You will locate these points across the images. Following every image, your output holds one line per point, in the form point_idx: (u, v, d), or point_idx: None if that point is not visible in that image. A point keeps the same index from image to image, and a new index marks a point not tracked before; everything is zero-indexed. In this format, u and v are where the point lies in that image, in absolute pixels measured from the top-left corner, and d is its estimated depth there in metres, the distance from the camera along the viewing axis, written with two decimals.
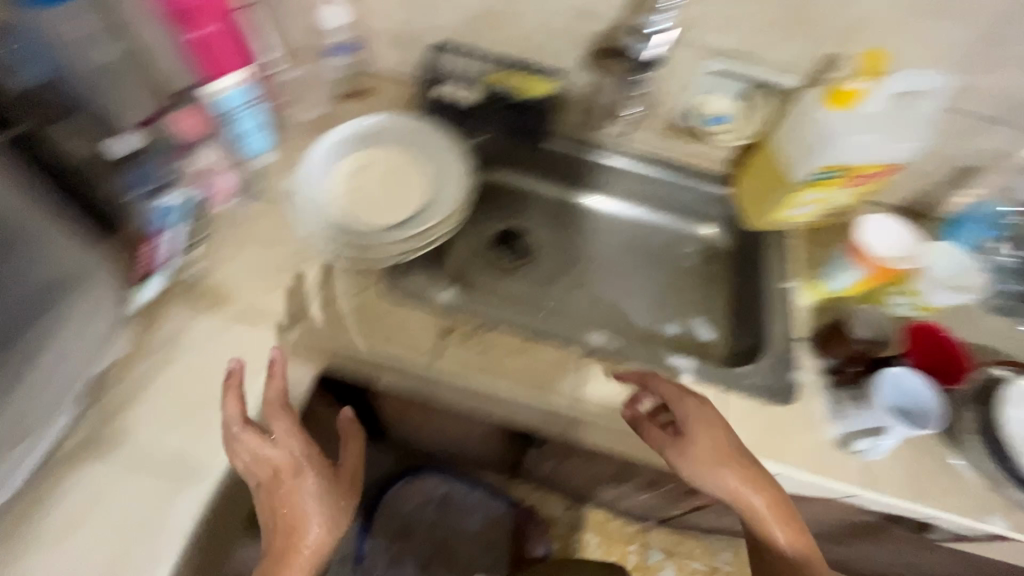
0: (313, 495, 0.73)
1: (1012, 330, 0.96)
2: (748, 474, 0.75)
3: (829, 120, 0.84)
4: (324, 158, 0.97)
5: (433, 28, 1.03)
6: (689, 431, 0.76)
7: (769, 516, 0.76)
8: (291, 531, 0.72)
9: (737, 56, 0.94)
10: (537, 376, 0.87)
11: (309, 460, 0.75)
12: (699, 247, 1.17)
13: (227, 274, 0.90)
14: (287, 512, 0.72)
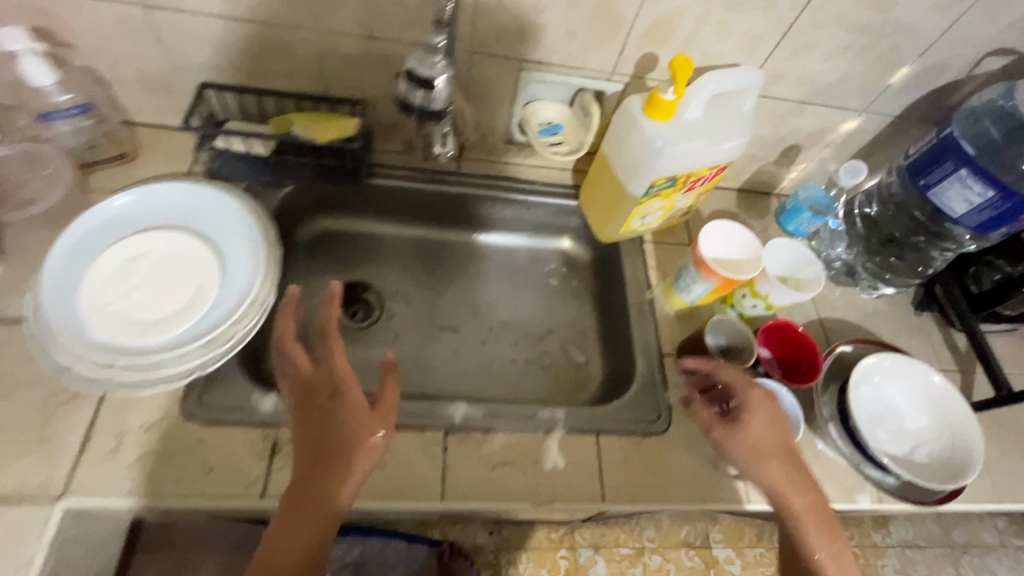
0: (332, 473, 0.60)
1: (854, 297, 1.00)
2: (797, 477, 0.72)
3: (650, 135, 0.77)
4: (74, 257, 0.76)
5: (197, 68, 0.84)
6: (749, 415, 0.74)
7: (813, 528, 0.70)
8: (305, 514, 0.59)
9: (552, 68, 0.85)
10: (420, 455, 0.75)
11: (343, 390, 0.65)
12: (561, 263, 1.10)
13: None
14: (303, 499, 0.60)
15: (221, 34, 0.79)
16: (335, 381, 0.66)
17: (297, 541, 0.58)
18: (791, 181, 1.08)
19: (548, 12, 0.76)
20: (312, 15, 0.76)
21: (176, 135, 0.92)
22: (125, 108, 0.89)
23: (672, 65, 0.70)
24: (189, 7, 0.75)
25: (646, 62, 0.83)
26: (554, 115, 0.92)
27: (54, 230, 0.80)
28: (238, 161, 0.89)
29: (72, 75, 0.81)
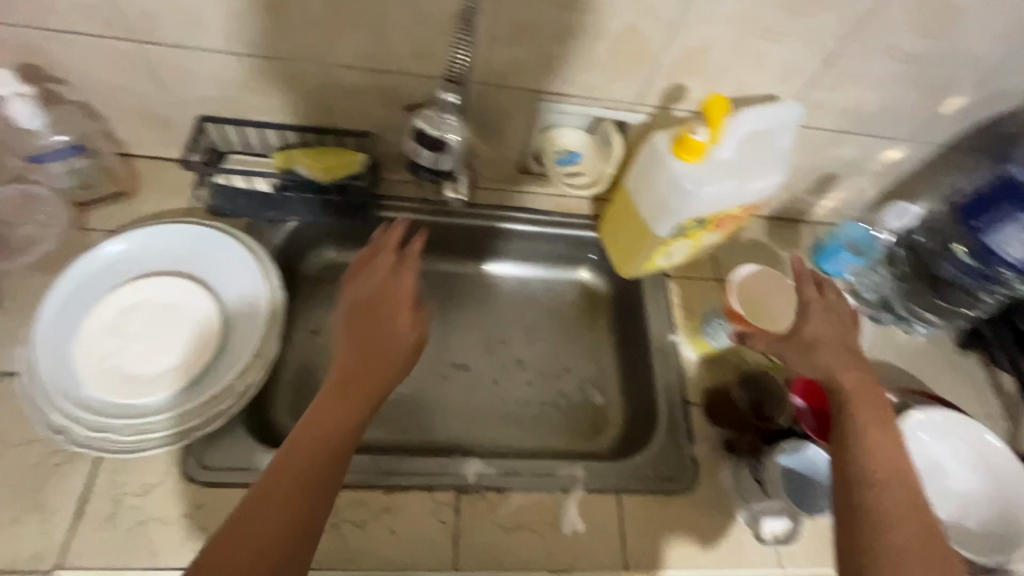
0: (360, 388, 0.58)
1: (894, 337, 0.93)
2: (862, 384, 0.62)
3: (679, 176, 0.71)
4: (72, 305, 0.73)
5: (195, 102, 0.79)
6: (812, 307, 0.68)
7: (875, 434, 0.58)
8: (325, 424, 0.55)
9: (572, 99, 0.80)
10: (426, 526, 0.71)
11: (388, 311, 0.65)
12: (578, 295, 1.04)
13: None
14: (329, 417, 0.56)
15: (220, 69, 0.74)
16: (379, 295, 0.66)
17: (314, 462, 0.52)
18: (825, 210, 1.02)
19: (569, 43, 0.71)
20: (315, 49, 0.71)
21: (175, 169, 0.88)
22: (123, 142, 0.85)
23: (710, 106, 0.68)
24: (186, 43, 0.70)
25: (673, 94, 0.77)
26: (572, 142, 0.86)
27: (48, 276, 0.76)
28: (239, 198, 0.84)
29: (66, 113, 0.77)
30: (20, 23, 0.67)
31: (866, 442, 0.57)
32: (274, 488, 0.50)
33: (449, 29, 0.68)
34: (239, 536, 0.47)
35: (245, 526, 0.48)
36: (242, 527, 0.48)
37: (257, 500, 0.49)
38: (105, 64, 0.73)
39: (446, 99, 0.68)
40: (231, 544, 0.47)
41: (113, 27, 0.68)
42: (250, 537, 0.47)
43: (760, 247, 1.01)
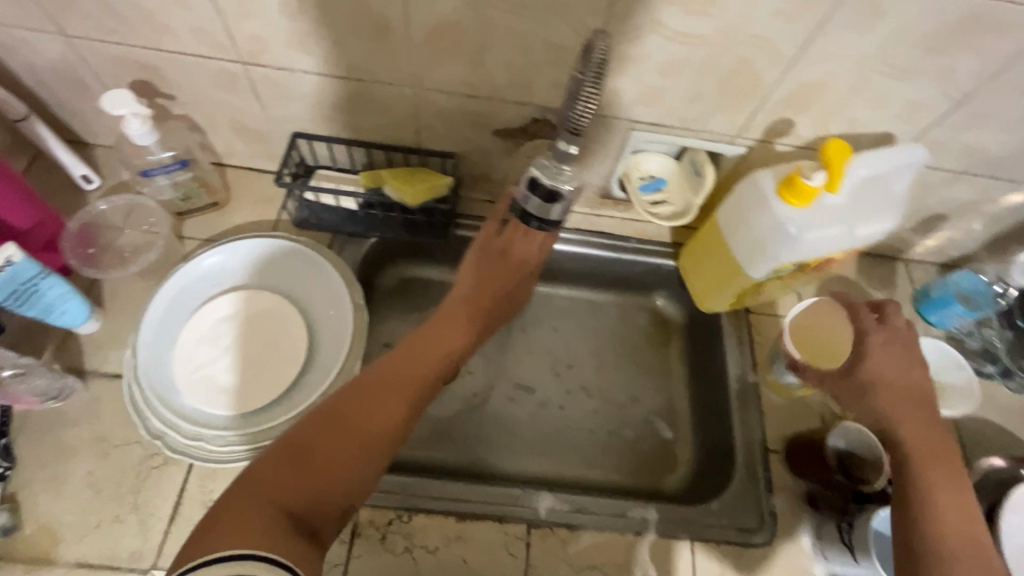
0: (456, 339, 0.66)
1: (999, 392, 0.86)
2: (922, 405, 0.59)
3: (783, 219, 0.67)
4: (173, 314, 0.76)
5: (289, 119, 0.81)
6: (872, 341, 0.62)
7: (936, 448, 0.57)
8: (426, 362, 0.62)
9: (667, 130, 0.76)
10: (497, 557, 0.71)
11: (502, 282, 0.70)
12: (650, 321, 1.00)
13: (67, 487, 0.68)
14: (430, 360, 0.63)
15: (317, 90, 0.75)
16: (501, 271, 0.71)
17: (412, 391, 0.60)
18: (926, 248, 0.95)
19: (674, 77, 0.67)
20: (413, 74, 0.70)
21: (264, 180, 0.90)
22: (218, 153, 0.88)
23: (825, 149, 0.62)
24: (289, 65, 0.71)
25: (779, 128, 0.73)
26: (658, 168, 0.84)
27: (151, 283, 0.80)
28: (326, 212, 0.86)
29: (170, 127, 0.80)
30: (138, 45, 0.70)
31: (923, 483, 0.55)
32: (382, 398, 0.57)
33: (550, 59, 0.66)
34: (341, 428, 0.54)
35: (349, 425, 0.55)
36: (346, 415, 0.55)
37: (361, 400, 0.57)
38: (211, 83, 0.75)
39: (566, 151, 0.51)
40: (336, 430, 0.54)
41: (223, 51, 0.70)
42: (353, 432, 0.54)
43: (851, 285, 0.95)
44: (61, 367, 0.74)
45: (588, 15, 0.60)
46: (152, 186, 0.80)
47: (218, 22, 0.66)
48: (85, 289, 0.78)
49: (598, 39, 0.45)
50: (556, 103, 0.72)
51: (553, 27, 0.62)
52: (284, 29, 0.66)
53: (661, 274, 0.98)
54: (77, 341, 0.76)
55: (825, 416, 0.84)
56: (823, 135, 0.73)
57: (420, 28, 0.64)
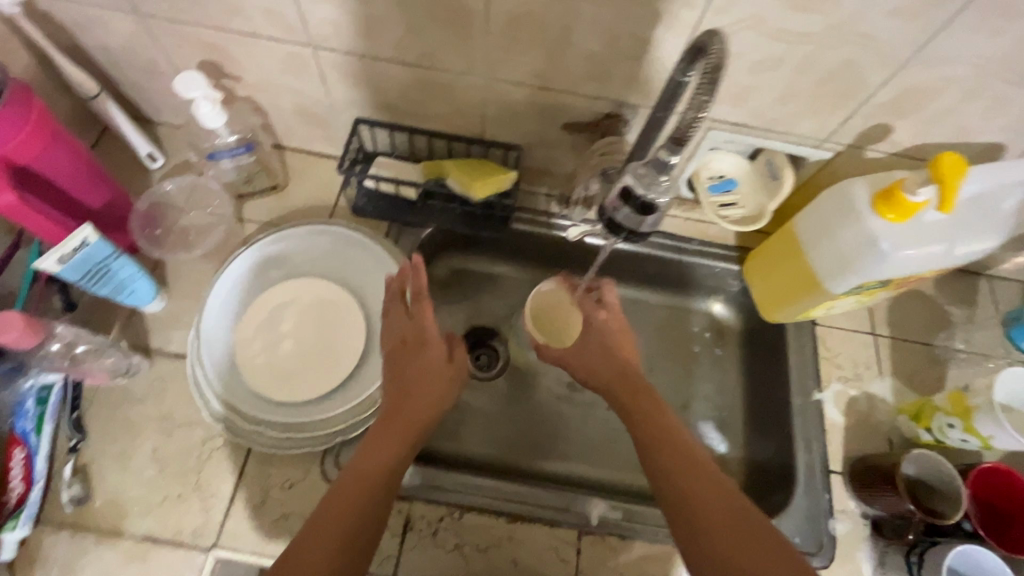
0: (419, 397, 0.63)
1: None
2: (650, 400, 0.66)
3: (875, 234, 0.63)
4: (233, 298, 0.76)
5: (353, 104, 0.79)
6: (592, 326, 0.74)
7: (664, 442, 0.62)
8: (391, 428, 0.60)
9: (748, 131, 0.72)
10: (548, 562, 0.70)
11: (423, 344, 0.66)
12: (707, 326, 0.96)
13: (133, 464, 0.70)
14: (389, 424, 0.60)
15: (384, 76, 0.73)
16: (418, 339, 0.67)
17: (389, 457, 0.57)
18: (1014, 264, 0.89)
19: (765, 76, 0.63)
20: (485, 63, 0.68)
21: (323, 164, 0.89)
22: (278, 137, 0.88)
23: (936, 162, 0.58)
24: (358, 50, 0.69)
25: (874, 133, 0.68)
26: (729, 168, 0.79)
27: (214, 266, 0.81)
28: (383, 201, 0.85)
29: (235, 109, 0.80)
30: (209, 25, 0.69)
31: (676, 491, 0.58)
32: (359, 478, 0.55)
33: (635, 52, 0.63)
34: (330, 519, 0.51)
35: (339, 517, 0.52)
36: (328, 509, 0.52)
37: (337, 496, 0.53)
38: (279, 66, 0.74)
39: (668, 159, 0.45)
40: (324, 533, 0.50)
41: (295, 35, 0.69)
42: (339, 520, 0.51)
43: (925, 300, 0.90)
44: (128, 345, 0.75)
45: (682, 8, 0.57)
46: (216, 169, 0.80)
47: (293, 4, 0.64)
48: (150, 269, 0.79)
49: (713, 41, 0.42)
50: (633, 98, 0.69)
51: (643, 19, 0.59)
52: (358, 12, 0.64)
53: (723, 278, 0.93)
54: (142, 320, 0.77)
55: (893, 439, 0.80)
56: (924, 143, 0.68)
57: (499, 16, 0.61)
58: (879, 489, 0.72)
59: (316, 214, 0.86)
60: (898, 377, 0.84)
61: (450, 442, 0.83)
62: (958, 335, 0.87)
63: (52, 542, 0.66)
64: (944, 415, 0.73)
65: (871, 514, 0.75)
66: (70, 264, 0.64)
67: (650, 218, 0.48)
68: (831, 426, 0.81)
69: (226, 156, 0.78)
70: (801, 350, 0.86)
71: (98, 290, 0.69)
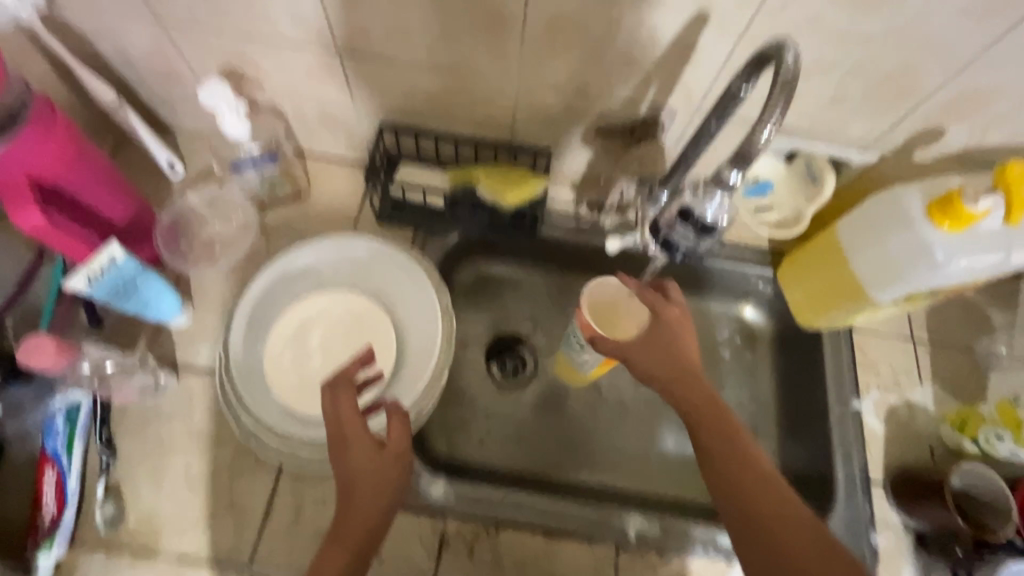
0: (364, 491, 0.55)
1: None
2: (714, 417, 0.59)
3: (931, 243, 0.61)
4: (262, 310, 0.74)
5: (380, 110, 0.77)
6: (661, 322, 0.63)
7: (733, 463, 0.57)
8: (348, 529, 0.54)
9: (793, 134, 0.69)
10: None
11: (348, 441, 0.57)
12: (737, 330, 0.93)
13: (164, 482, 0.70)
14: (347, 526, 0.54)
15: (414, 82, 0.71)
16: (341, 436, 0.57)
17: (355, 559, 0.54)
18: None
19: (815, 80, 0.60)
20: (520, 69, 0.65)
21: (346, 170, 0.87)
22: (300, 143, 0.85)
23: (1001, 172, 0.57)
24: (388, 56, 0.67)
25: (926, 137, 0.66)
26: (765, 170, 0.75)
27: (239, 278, 0.79)
28: (408, 207, 0.82)
29: (258, 116, 0.78)
30: (234, 32, 0.67)
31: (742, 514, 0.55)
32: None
33: (679, 56, 0.60)
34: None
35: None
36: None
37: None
38: (304, 72, 0.72)
39: (729, 177, 0.42)
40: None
41: (322, 40, 0.66)
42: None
43: (966, 303, 0.87)
44: (155, 360, 0.74)
45: (734, 11, 0.54)
46: (240, 179, 0.78)
47: (321, 9, 0.62)
48: (174, 282, 0.77)
49: (784, 54, 0.40)
50: (672, 102, 0.66)
51: (690, 23, 0.56)
52: (391, 18, 0.61)
53: (756, 282, 0.90)
54: (168, 334, 0.76)
55: (934, 447, 0.78)
56: (977, 147, 0.66)
57: (538, 21, 0.59)
58: (926, 502, 0.71)
59: (340, 222, 0.84)
60: (938, 383, 0.82)
61: (481, 452, 0.82)
62: (1000, 340, 0.85)
63: (88, 561, 0.66)
64: (992, 426, 0.72)
65: (914, 525, 0.74)
66: (98, 283, 0.63)
67: None
68: (870, 434, 0.79)
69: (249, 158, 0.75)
70: (839, 357, 0.84)
71: (125, 306, 0.68)
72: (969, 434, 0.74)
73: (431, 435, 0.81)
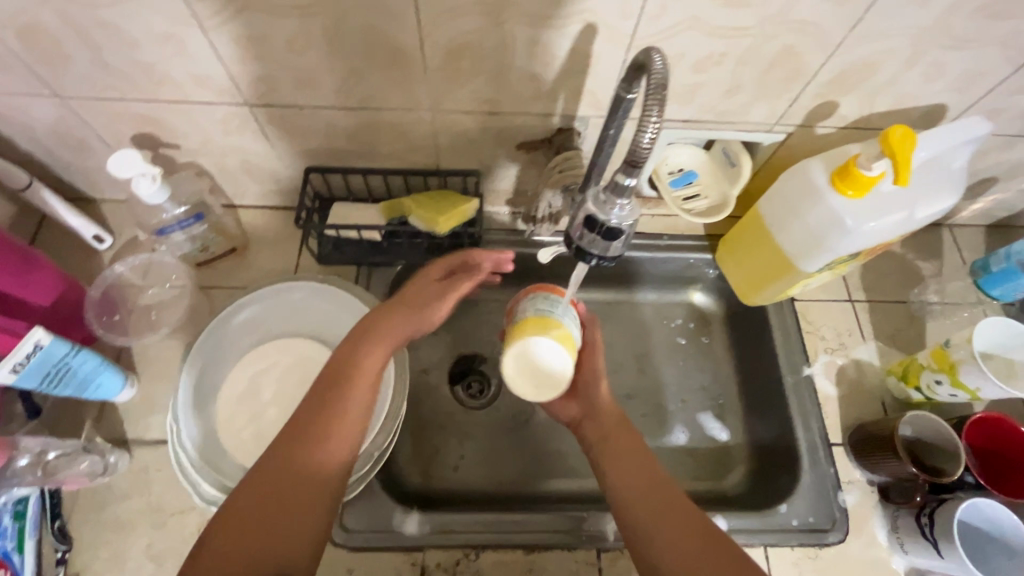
0: (351, 394, 0.57)
1: None
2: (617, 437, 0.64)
3: (841, 213, 0.64)
4: (208, 373, 0.73)
5: (303, 154, 0.77)
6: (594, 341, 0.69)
7: (638, 475, 0.60)
8: (319, 432, 0.55)
9: (701, 124, 0.72)
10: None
11: (361, 344, 0.60)
12: (688, 316, 0.96)
13: (127, 565, 0.67)
14: (311, 424, 0.55)
15: (330, 123, 0.71)
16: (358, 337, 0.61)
17: (305, 463, 0.53)
18: (972, 212, 0.92)
19: (709, 73, 0.63)
20: (430, 97, 0.66)
21: (282, 218, 0.86)
22: (229, 198, 0.85)
23: (885, 137, 0.59)
24: (298, 102, 0.67)
25: (823, 111, 0.69)
26: (686, 161, 0.79)
27: (182, 343, 0.77)
28: (348, 246, 0.82)
29: (179, 177, 0.77)
30: (139, 98, 0.66)
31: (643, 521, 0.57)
32: (278, 485, 0.52)
33: (579, 66, 0.62)
34: (243, 522, 0.50)
35: (249, 529, 0.49)
36: (246, 516, 0.50)
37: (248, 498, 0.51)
38: (219, 128, 0.71)
39: (623, 181, 0.43)
40: (238, 531, 0.49)
41: (229, 95, 0.66)
42: (258, 526, 0.50)
43: (894, 259, 0.92)
44: (104, 440, 0.72)
45: (619, 19, 0.56)
46: (168, 242, 0.77)
47: (221, 66, 0.62)
48: (114, 356, 0.75)
49: (652, 58, 0.41)
50: (582, 110, 0.69)
51: (581, 35, 0.58)
52: (293, 65, 0.62)
53: (698, 268, 0.93)
54: (116, 410, 0.74)
55: (886, 400, 0.82)
56: (869, 115, 0.70)
57: (437, 50, 0.60)
58: (882, 456, 0.73)
59: (282, 270, 0.83)
60: (880, 339, 0.86)
61: (455, 477, 0.82)
62: (930, 288, 0.89)
63: None
64: (931, 372, 0.74)
65: (877, 480, 0.76)
66: (25, 372, 0.61)
67: (618, 242, 0.46)
68: (824, 397, 0.82)
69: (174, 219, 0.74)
70: (786, 328, 0.86)
71: (61, 391, 0.66)
72: (913, 384, 0.77)
73: (402, 470, 0.81)
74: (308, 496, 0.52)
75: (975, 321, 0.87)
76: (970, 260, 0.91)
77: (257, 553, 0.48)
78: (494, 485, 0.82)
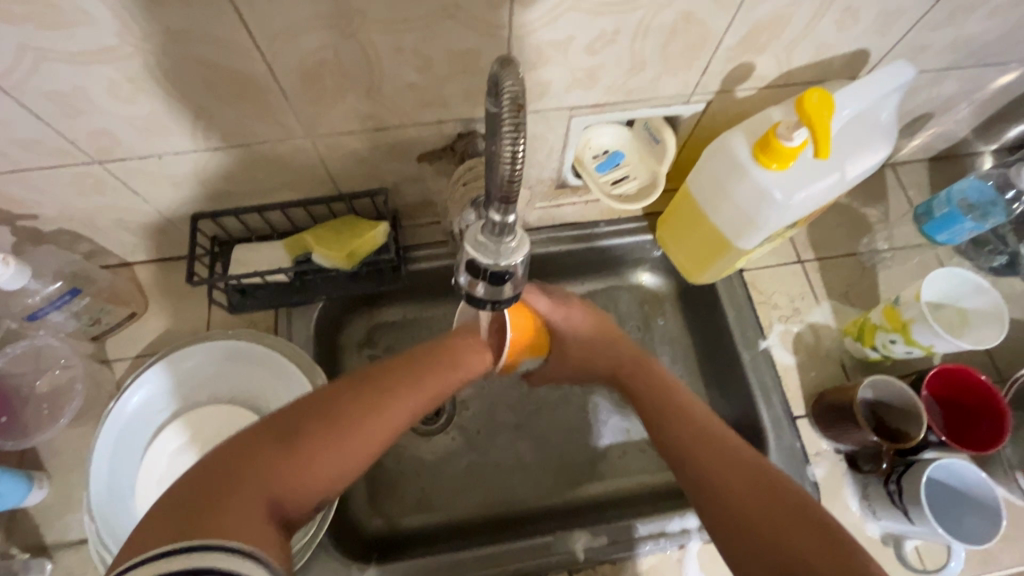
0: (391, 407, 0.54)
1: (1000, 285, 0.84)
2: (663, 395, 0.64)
3: (767, 188, 0.60)
4: (123, 453, 0.66)
5: (182, 202, 0.68)
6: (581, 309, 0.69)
7: (686, 439, 0.58)
8: (326, 435, 0.49)
9: (611, 106, 0.65)
10: None
11: (397, 390, 0.55)
12: (639, 300, 0.90)
13: None
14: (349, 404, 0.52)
15: (201, 167, 0.63)
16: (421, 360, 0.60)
17: (299, 457, 0.47)
18: (912, 149, 0.88)
19: (606, 54, 0.57)
20: (304, 123, 0.59)
21: (180, 271, 0.78)
22: (115, 259, 0.76)
23: (801, 104, 0.54)
24: (154, 150, 0.59)
25: (739, 74, 0.63)
26: (610, 141, 0.71)
27: (91, 429, 0.71)
28: (258, 291, 0.74)
29: (47, 250, 0.68)
30: None
31: (705, 476, 0.55)
32: (302, 445, 0.47)
33: (460, 67, 0.55)
34: (244, 463, 0.44)
35: (235, 481, 0.43)
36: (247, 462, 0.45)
37: (262, 452, 0.46)
38: (73, 192, 0.63)
39: (504, 220, 0.38)
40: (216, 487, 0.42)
41: (70, 155, 0.57)
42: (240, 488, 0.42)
43: (841, 210, 0.88)
44: (18, 551, 0.65)
45: (488, 11, 0.49)
46: (49, 324, 0.70)
47: (47, 126, 0.53)
48: (17, 457, 0.68)
49: (505, 72, 0.34)
50: (478, 111, 0.62)
51: (453, 35, 0.51)
52: (134, 114, 0.54)
53: (641, 250, 0.87)
54: (28, 514, 0.67)
55: (846, 362, 0.79)
56: (787, 72, 0.64)
57: (290, 71, 0.52)
58: (843, 426, 0.71)
59: (190, 329, 0.76)
60: (834, 297, 0.83)
61: (416, 513, 0.78)
62: (880, 236, 0.86)
63: None
64: (884, 332, 0.72)
65: (843, 448, 0.74)
66: None
67: (508, 283, 0.41)
68: (783, 368, 0.79)
69: (76, 304, 0.69)
70: (739, 299, 0.82)
71: None
72: (869, 344, 0.74)
73: (361, 516, 0.77)
74: (313, 469, 0.47)
75: (925, 265, 0.84)
76: (916, 200, 0.88)
77: (210, 504, 0.40)
78: (457, 514, 0.78)
